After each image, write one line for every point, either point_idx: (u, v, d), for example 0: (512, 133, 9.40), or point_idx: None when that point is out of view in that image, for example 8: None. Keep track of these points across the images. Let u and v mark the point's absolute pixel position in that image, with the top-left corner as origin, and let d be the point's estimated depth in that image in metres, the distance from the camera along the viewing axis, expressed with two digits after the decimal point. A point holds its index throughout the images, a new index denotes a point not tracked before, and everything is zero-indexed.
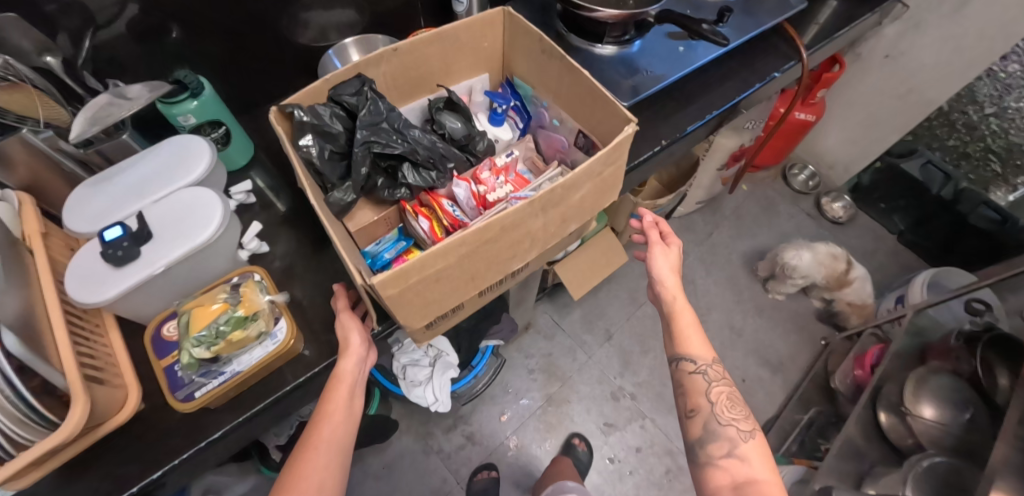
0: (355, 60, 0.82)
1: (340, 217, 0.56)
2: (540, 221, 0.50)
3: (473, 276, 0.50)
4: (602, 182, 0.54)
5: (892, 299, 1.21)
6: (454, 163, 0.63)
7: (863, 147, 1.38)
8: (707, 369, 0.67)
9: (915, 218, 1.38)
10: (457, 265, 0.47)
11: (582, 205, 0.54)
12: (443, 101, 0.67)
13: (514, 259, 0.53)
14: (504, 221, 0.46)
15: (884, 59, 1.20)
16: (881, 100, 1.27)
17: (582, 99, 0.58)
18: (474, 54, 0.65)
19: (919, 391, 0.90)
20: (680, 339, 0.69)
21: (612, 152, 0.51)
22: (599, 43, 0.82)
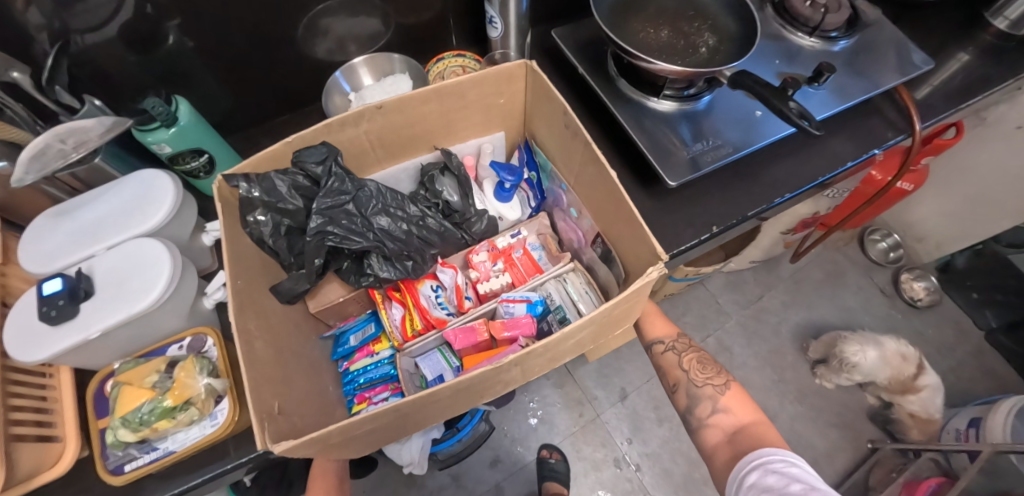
0: (364, 81, 0.72)
1: (291, 301, 0.62)
2: (511, 371, 0.52)
3: (422, 415, 0.54)
4: (604, 324, 0.53)
5: (965, 418, 1.01)
6: (435, 248, 0.71)
7: (967, 228, 1.14)
8: (674, 343, 0.64)
9: (1014, 319, 1.15)
10: (398, 415, 0.50)
11: (578, 343, 0.54)
12: (437, 166, 0.71)
13: (481, 396, 0.56)
14: (453, 384, 0.48)
15: (1015, 130, 0.96)
16: (1000, 177, 1.03)
17: (601, 194, 0.59)
18: (483, 115, 0.67)
19: None
20: (641, 326, 0.67)
21: (630, 298, 0.49)
22: (655, 96, 0.67)
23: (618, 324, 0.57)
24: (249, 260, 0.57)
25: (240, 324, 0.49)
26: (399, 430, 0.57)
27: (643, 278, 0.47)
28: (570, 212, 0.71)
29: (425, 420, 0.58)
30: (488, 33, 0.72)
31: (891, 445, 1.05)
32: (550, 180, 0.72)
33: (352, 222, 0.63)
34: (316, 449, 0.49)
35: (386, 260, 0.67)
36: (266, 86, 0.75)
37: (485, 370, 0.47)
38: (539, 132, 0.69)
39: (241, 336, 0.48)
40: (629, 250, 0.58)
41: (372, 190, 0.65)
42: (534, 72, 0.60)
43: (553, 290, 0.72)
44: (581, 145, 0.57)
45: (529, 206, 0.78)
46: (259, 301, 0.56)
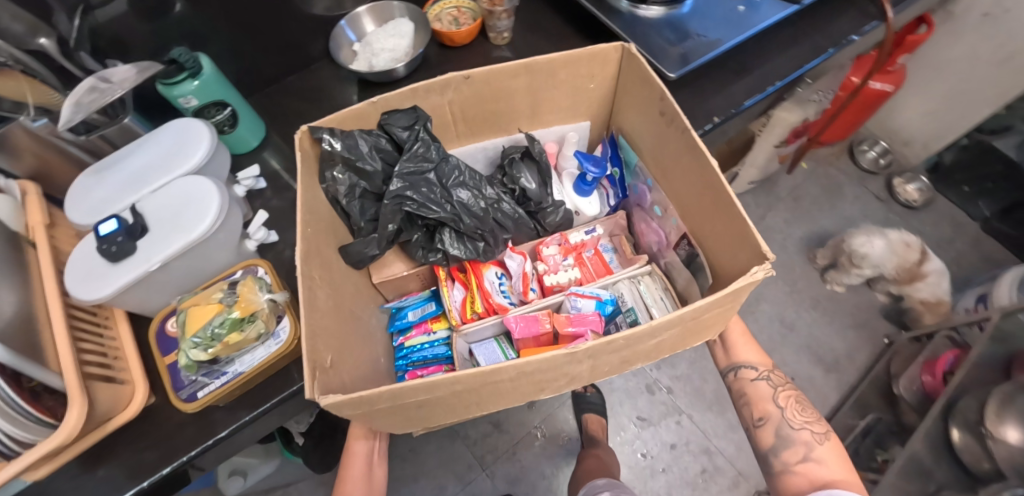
0: (366, 29, 0.77)
1: (357, 264, 0.68)
2: (581, 364, 0.52)
3: (481, 398, 0.53)
4: (693, 325, 0.53)
5: (973, 298, 1.06)
6: (510, 233, 0.76)
7: (949, 123, 1.20)
8: (769, 375, 0.62)
9: (1005, 205, 1.20)
10: (457, 393, 0.50)
11: (659, 342, 0.54)
12: (518, 150, 0.77)
13: (543, 388, 0.56)
14: (518, 367, 0.46)
15: (982, 18, 1.02)
16: (976, 67, 1.08)
17: (680, 162, 0.61)
18: (571, 98, 0.71)
19: (1004, 409, 0.82)
20: (730, 346, 0.65)
21: (728, 299, 0.48)
22: (643, 3, 0.71)
23: (704, 331, 0.58)
24: (320, 212, 0.61)
25: (304, 267, 0.52)
26: (451, 413, 0.57)
27: (747, 278, 0.46)
28: (653, 212, 0.73)
29: (481, 407, 0.57)
30: None
31: (906, 335, 1.10)
32: (634, 177, 0.75)
33: (431, 191, 0.70)
34: (361, 415, 0.49)
35: (457, 237, 0.73)
36: (271, 49, 0.77)
37: (557, 354, 0.46)
38: (626, 120, 0.72)
39: (304, 285, 0.50)
40: (722, 254, 0.59)
41: (455, 165, 0.71)
42: (629, 55, 0.64)
43: (626, 290, 0.73)
44: (678, 131, 0.59)
45: (608, 204, 0.81)
46: (326, 265, 0.59)
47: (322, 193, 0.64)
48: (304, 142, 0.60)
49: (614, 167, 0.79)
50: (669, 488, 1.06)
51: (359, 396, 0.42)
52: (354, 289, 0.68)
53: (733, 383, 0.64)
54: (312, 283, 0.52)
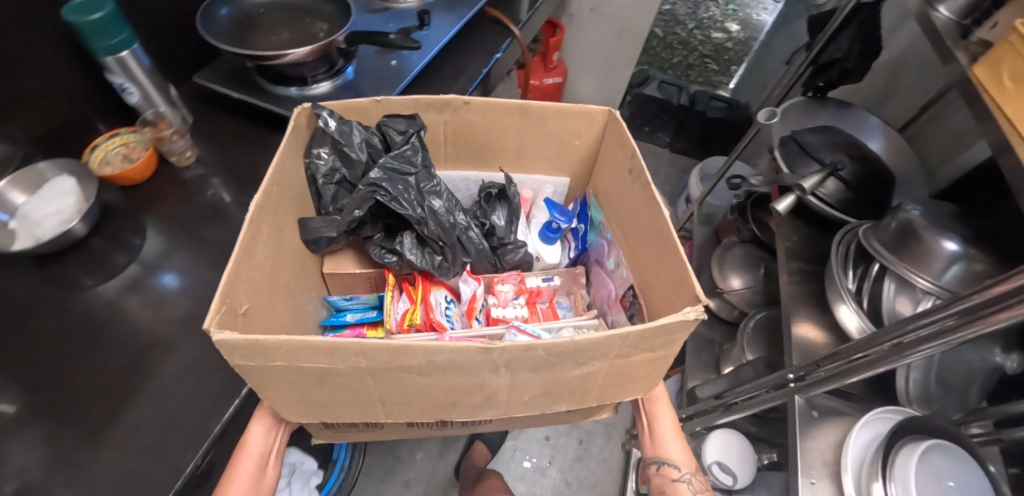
0: (18, 198, 0.73)
1: (309, 242, 0.71)
2: (498, 375, 0.53)
3: (388, 391, 0.54)
4: (622, 368, 0.58)
5: (683, 202, 1.40)
6: (470, 257, 0.79)
7: (611, 87, 1.57)
8: (690, 478, 0.65)
9: (673, 130, 1.60)
10: (363, 374, 0.51)
11: (566, 378, 0.57)
12: (496, 187, 0.86)
13: (458, 401, 0.58)
14: (429, 353, 0.48)
15: (591, 11, 1.38)
16: (605, 45, 1.45)
17: (634, 199, 0.70)
18: (556, 149, 0.81)
19: (724, 267, 1.09)
20: (658, 442, 0.69)
21: (657, 335, 0.53)
22: (313, 83, 0.92)
23: (634, 386, 0.63)
24: (293, 187, 0.67)
25: (256, 219, 0.56)
26: (363, 404, 0.57)
27: (680, 316, 0.51)
28: (607, 266, 0.81)
29: (387, 409, 0.58)
30: (127, 102, 0.79)
31: None
32: (597, 233, 0.85)
33: (407, 191, 0.74)
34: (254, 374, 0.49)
35: (418, 244, 0.76)
36: None
37: (472, 347, 0.48)
38: (601, 184, 0.81)
39: (248, 231, 0.54)
40: (659, 301, 0.64)
41: (436, 178, 0.77)
42: (614, 120, 0.75)
43: (568, 336, 0.72)
44: (642, 187, 0.67)
45: (569, 255, 0.90)
46: (276, 239, 0.62)
47: (303, 167, 0.71)
48: (302, 115, 0.68)
49: (580, 224, 0.88)
50: (560, 476, 1.18)
51: (254, 339, 0.44)
52: (300, 269, 0.71)
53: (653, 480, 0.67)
54: (254, 236, 0.56)
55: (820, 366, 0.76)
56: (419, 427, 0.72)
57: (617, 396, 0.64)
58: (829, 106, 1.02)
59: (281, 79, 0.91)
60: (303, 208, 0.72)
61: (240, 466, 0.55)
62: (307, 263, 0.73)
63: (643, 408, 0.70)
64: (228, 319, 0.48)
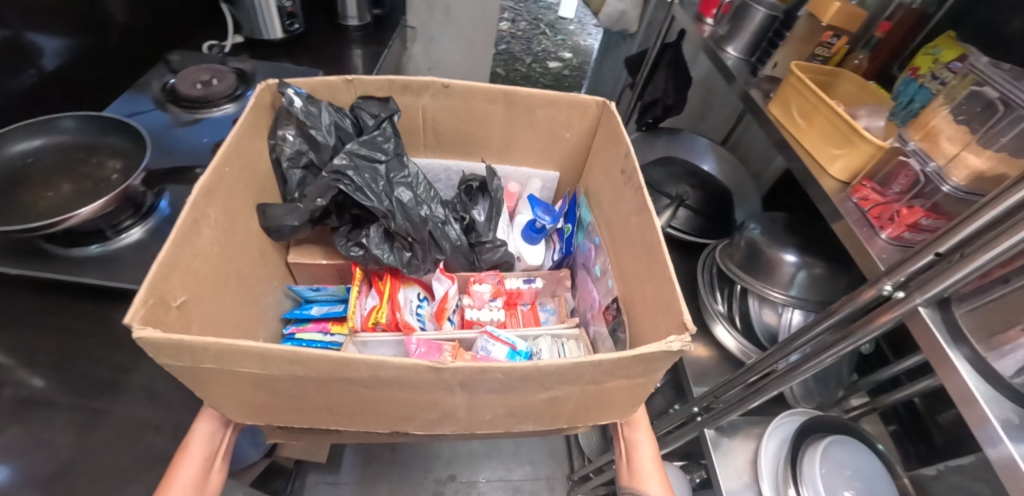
0: None
1: (269, 231, 0.67)
2: (455, 396, 0.48)
3: (332, 401, 0.48)
4: (595, 395, 0.51)
5: None
6: (445, 255, 0.75)
7: None
8: None
9: None
10: (303, 384, 0.46)
11: (524, 403, 0.51)
12: (477, 179, 0.82)
13: (411, 416, 0.51)
14: (371, 367, 0.43)
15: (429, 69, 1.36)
16: None
17: (614, 183, 0.69)
18: (546, 142, 0.78)
19: None
20: (636, 472, 0.58)
21: (636, 364, 0.47)
22: (119, 232, 0.75)
23: (614, 413, 0.56)
24: (255, 171, 0.65)
25: (200, 202, 0.53)
26: (325, 413, 0.51)
27: (661, 346, 0.45)
28: (593, 272, 0.75)
29: (335, 417, 0.52)
30: None
31: None
32: (585, 236, 0.78)
33: (375, 180, 0.70)
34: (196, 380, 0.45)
35: (385, 238, 0.72)
36: None
37: (419, 366, 0.43)
38: (591, 181, 0.77)
39: (185, 218, 0.51)
40: (646, 325, 0.58)
41: (408, 166, 0.74)
42: (610, 111, 0.72)
43: (545, 346, 0.72)
44: (632, 191, 0.63)
45: (553, 258, 0.84)
46: (227, 230, 0.58)
47: (267, 150, 0.68)
48: (265, 93, 0.66)
49: (566, 223, 0.82)
50: None
51: (178, 338, 0.40)
52: (261, 259, 0.68)
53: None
54: (198, 225, 0.53)
55: (718, 397, 0.81)
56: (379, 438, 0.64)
57: (591, 421, 0.56)
58: (662, 137, 1.10)
59: (80, 236, 0.73)
60: (265, 196, 0.68)
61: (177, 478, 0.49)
62: (269, 252, 0.70)
63: (621, 435, 0.61)
64: (157, 311, 0.45)
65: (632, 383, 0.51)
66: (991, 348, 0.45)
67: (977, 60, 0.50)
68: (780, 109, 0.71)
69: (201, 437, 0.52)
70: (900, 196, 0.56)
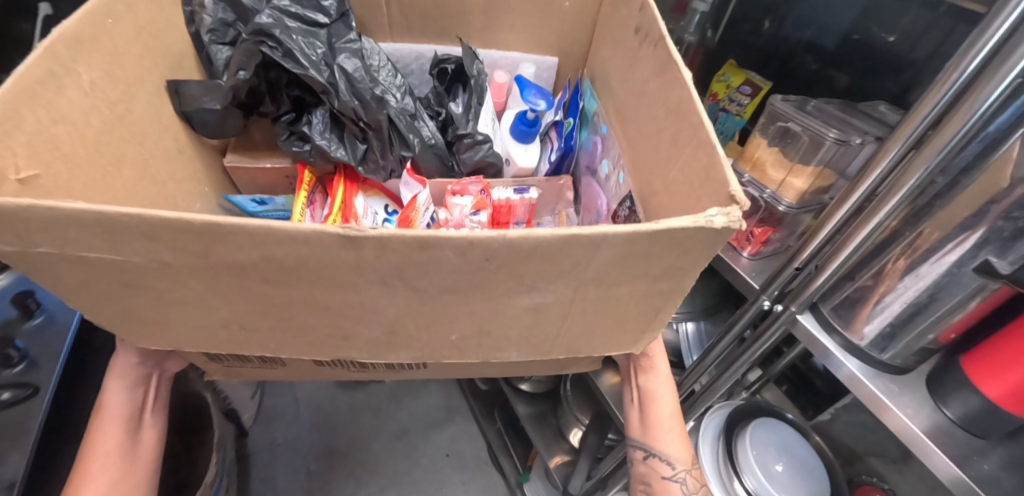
0: None
1: (185, 118, 0.61)
2: (390, 294, 0.37)
3: (252, 297, 0.38)
4: (600, 306, 0.41)
5: None
6: (411, 152, 0.65)
7: None
8: (686, 477, 0.51)
9: None
10: (196, 273, 0.35)
11: (522, 320, 0.42)
12: (456, 59, 0.73)
13: (348, 333, 0.42)
14: (266, 241, 0.32)
15: None
16: None
17: (621, 27, 0.62)
18: (541, 14, 0.71)
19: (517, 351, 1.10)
20: (650, 430, 0.52)
21: (661, 245, 0.35)
22: None
23: (621, 341, 0.47)
24: (163, 38, 0.58)
25: (69, 56, 0.45)
26: (290, 331, 0.41)
27: (698, 223, 0.32)
28: (602, 171, 0.66)
29: (249, 334, 0.43)
30: None
31: None
32: (590, 129, 0.70)
33: (313, 49, 0.61)
34: (80, 282, 0.36)
35: (330, 125, 0.63)
36: None
37: (330, 233, 0.31)
38: (600, 59, 0.69)
39: (44, 58, 0.42)
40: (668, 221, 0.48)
41: (357, 39, 0.65)
42: None
43: None
44: (649, 47, 0.52)
45: (552, 158, 0.73)
46: (128, 116, 0.52)
47: (183, 18, 0.61)
48: None
49: (569, 119, 0.73)
50: None
51: None
52: (190, 151, 0.62)
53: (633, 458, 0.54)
54: (61, 82, 0.44)
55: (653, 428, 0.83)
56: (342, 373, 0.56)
57: (602, 349, 0.48)
58: None
59: None
60: (183, 73, 0.61)
61: (101, 434, 0.48)
62: (193, 153, 0.63)
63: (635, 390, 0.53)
64: None
65: (645, 299, 0.41)
66: (859, 335, 0.52)
67: (773, 97, 0.59)
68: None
69: (116, 395, 0.50)
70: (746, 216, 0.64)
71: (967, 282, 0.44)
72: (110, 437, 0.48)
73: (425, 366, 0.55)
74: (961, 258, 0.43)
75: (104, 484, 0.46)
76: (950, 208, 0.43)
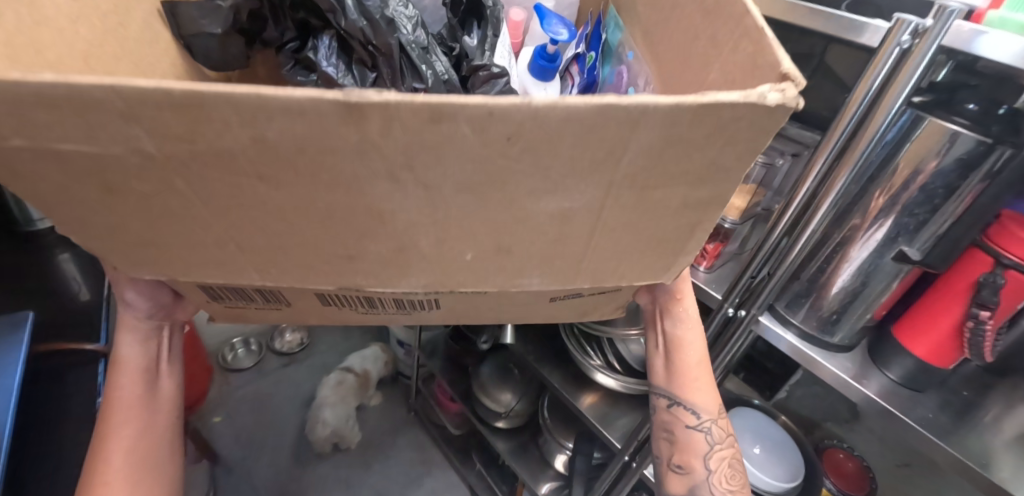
0: None
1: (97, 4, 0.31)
2: (408, 207, 0.20)
3: (227, 216, 0.21)
4: (624, 233, 0.24)
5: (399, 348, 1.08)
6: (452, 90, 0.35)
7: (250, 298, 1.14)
8: (711, 427, 0.36)
9: None
10: (86, 172, 0.19)
11: (526, 261, 0.25)
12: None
13: (355, 255, 0.24)
14: (127, 109, 0.16)
15: None
16: None
17: None
18: None
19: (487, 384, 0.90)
20: (679, 368, 0.36)
21: (718, 137, 0.20)
22: None
23: (651, 272, 0.29)
24: None
25: None
26: (203, 273, 0.26)
27: (749, 98, 0.18)
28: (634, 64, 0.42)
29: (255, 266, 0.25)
30: None
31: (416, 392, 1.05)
32: (615, 56, 0.43)
33: None
34: (50, 184, 0.20)
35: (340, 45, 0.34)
36: None
37: (245, 91, 0.15)
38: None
39: None
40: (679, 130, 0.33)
41: None
42: None
43: None
44: None
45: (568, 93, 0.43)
46: (122, 31, 0.31)
47: None
48: None
49: (587, 49, 0.44)
50: None
51: None
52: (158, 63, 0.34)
53: (653, 411, 0.37)
54: None
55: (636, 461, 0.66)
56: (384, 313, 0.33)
57: (625, 284, 0.29)
58: None
59: None
60: None
61: (116, 394, 0.31)
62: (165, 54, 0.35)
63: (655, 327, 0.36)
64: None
65: (680, 227, 0.25)
66: (811, 321, 0.46)
67: None
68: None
69: (132, 348, 0.32)
70: None
71: (886, 272, 0.40)
72: (128, 395, 0.31)
73: (438, 298, 0.31)
74: (878, 256, 0.40)
75: (133, 448, 0.30)
76: (868, 216, 0.39)
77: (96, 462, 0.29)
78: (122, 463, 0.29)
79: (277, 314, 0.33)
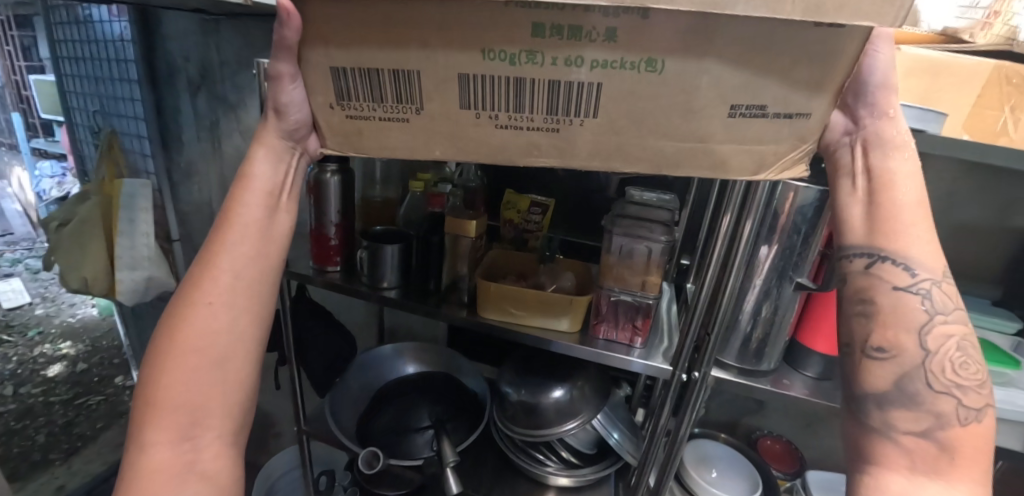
0: None
1: None
2: None
3: None
4: None
5: None
6: None
7: None
8: (936, 295, 0.31)
9: None
10: None
11: None
12: None
13: None
14: None
15: None
16: None
17: None
18: None
19: None
20: (888, 220, 0.31)
21: None
22: None
23: None
24: None
25: None
26: None
27: None
28: None
29: None
30: None
31: None
32: None
33: None
34: None
35: None
36: None
37: None
38: None
39: None
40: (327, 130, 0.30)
41: None
42: None
43: None
44: None
45: None
46: None
47: None
48: None
49: None
50: None
51: None
52: None
53: (847, 275, 0.33)
54: None
55: None
56: (522, 135, 0.26)
57: (842, 21, 0.21)
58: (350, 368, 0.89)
59: None
60: None
61: (241, 210, 0.30)
62: None
63: (855, 164, 0.31)
64: None
65: None
66: (745, 358, 0.60)
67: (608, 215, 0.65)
68: (495, 313, 0.70)
69: (265, 165, 0.31)
70: (624, 318, 0.66)
71: (787, 299, 0.57)
72: (253, 216, 0.30)
73: (598, 88, 0.25)
74: (776, 291, 0.57)
75: (242, 266, 0.30)
76: (768, 246, 0.54)
77: (213, 266, 0.30)
78: (226, 282, 0.30)
79: (407, 134, 0.27)
